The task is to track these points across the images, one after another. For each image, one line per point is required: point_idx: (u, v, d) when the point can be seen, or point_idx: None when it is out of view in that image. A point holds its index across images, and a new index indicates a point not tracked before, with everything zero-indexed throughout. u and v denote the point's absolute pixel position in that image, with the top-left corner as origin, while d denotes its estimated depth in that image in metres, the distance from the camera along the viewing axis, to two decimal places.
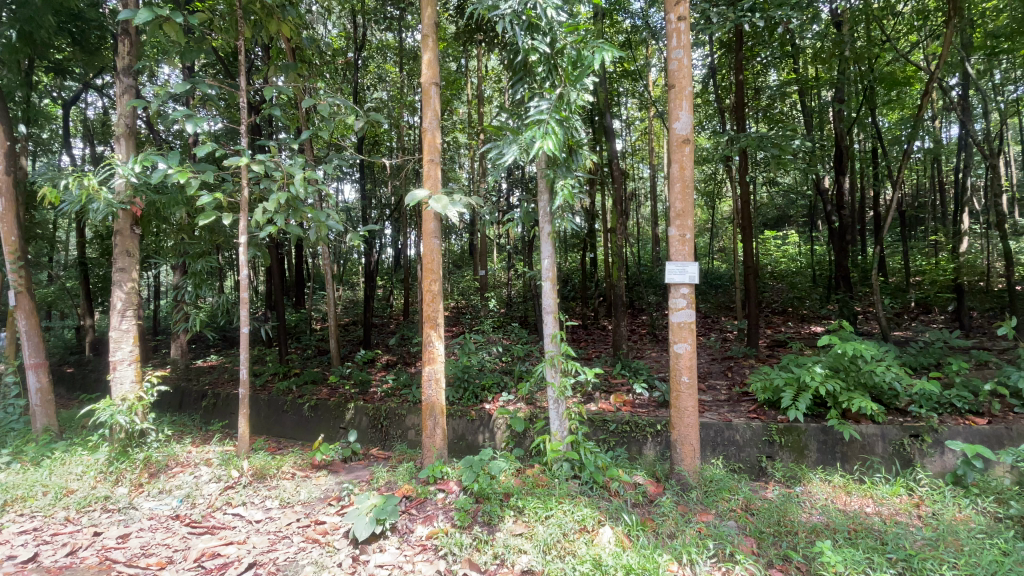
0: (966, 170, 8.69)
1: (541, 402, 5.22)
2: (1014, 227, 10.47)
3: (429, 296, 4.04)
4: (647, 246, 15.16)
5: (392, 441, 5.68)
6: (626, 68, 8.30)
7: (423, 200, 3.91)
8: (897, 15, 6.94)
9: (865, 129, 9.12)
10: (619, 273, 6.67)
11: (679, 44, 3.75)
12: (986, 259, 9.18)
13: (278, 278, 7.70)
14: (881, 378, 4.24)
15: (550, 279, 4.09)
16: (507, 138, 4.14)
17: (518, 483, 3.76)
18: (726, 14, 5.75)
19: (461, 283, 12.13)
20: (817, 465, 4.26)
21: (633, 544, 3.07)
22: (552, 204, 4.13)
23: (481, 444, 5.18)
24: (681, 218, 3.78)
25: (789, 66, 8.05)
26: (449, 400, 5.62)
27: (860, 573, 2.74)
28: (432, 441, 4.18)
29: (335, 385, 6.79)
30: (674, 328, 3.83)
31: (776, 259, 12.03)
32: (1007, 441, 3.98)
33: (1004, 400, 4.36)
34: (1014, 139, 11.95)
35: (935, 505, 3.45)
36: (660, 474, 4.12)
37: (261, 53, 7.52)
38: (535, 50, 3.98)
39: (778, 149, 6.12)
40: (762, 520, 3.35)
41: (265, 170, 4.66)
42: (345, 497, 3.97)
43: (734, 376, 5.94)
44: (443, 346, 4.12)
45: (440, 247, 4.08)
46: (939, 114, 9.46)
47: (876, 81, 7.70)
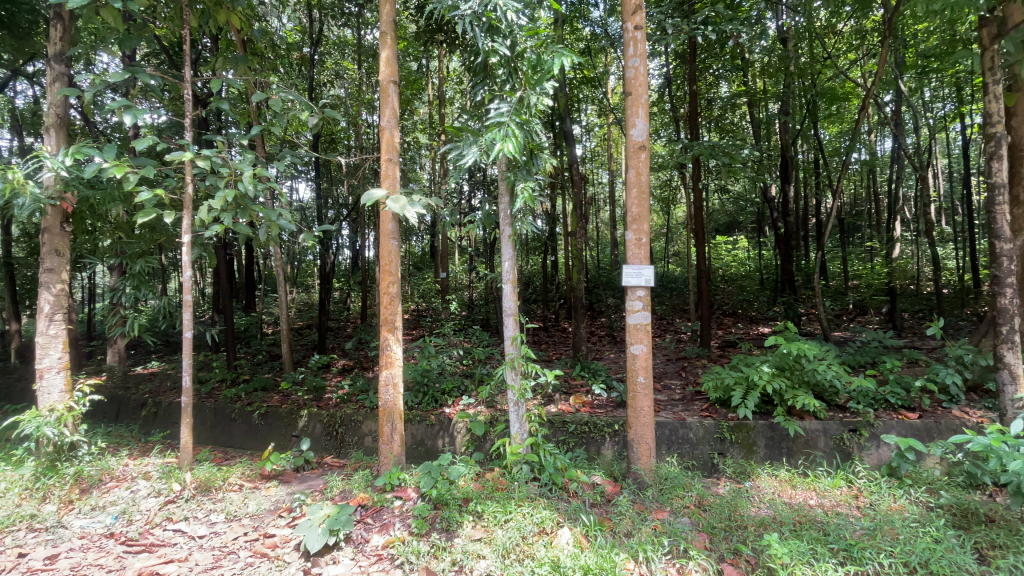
0: (898, 181, 9.32)
1: (501, 405, 5.19)
2: (941, 234, 11.27)
3: (386, 297, 3.94)
4: (606, 249, 15.47)
5: (348, 449, 5.51)
6: (586, 75, 8.43)
7: (380, 199, 3.80)
8: (837, 34, 7.36)
9: (808, 142, 9.63)
10: (578, 275, 6.73)
11: (635, 53, 3.84)
12: (915, 264, 9.93)
13: (226, 280, 7.33)
14: (823, 376, 4.47)
15: (510, 281, 4.09)
16: (467, 139, 4.10)
17: (477, 487, 3.72)
18: (679, 26, 5.98)
19: (421, 285, 11.95)
20: (765, 461, 4.44)
21: (591, 544, 3.08)
22: (512, 207, 4.12)
23: (441, 449, 5.10)
24: (638, 223, 3.86)
25: (740, 79, 8.42)
26: (408, 405, 5.50)
27: (804, 564, 2.84)
28: (389, 447, 4.07)
29: (287, 392, 6.53)
30: (631, 329, 3.90)
31: (727, 263, 12.51)
32: (936, 434, 4.27)
33: (933, 396, 4.67)
34: (940, 153, 12.88)
35: (872, 496, 3.64)
36: (617, 474, 4.18)
37: (210, 44, 7.16)
38: (495, 52, 3.97)
39: (728, 158, 6.39)
40: (714, 515, 3.46)
41: (211, 166, 4.44)
42: (296, 508, 3.81)
43: (688, 376, 6.12)
44: (401, 349, 4.04)
45: (398, 248, 3.99)
46: (875, 127, 10.09)
47: (819, 95, 8.13)
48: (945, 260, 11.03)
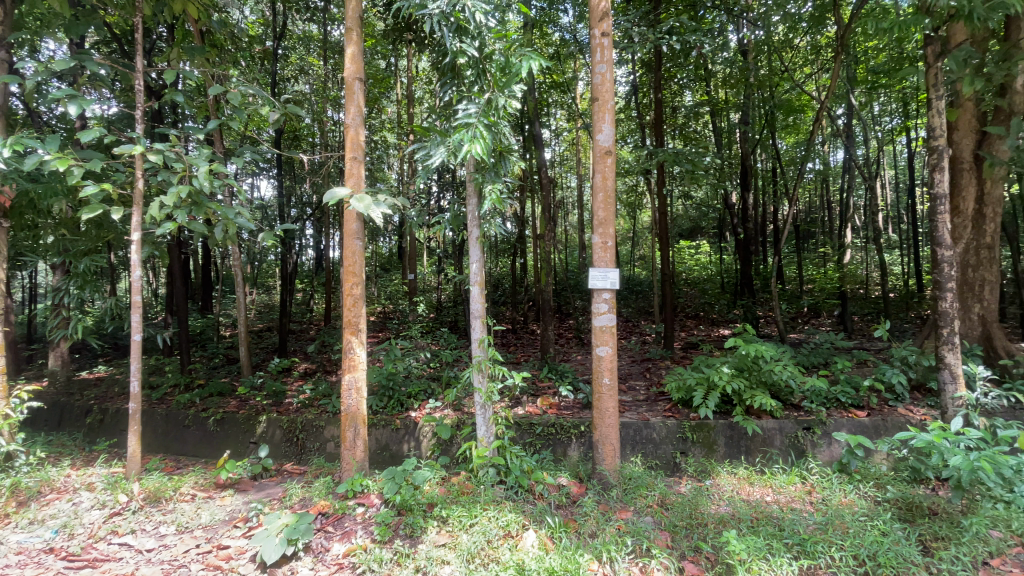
0: (849, 190, 9.79)
1: (468, 408, 5.14)
2: (888, 240, 11.90)
3: (350, 299, 3.85)
4: (573, 252, 15.62)
5: (309, 455, 5.35)
6: (555, 80, 8.51)
7: (344, 199, 3.71)
8: (794, 49, 7.67)
9: (767, 151, 10.01)
10: (547, 277, 6.76)
11: (602, 59, 3.89)
12: (864, 270, 10.46)
13: (181, 281, 7.00)
14: (779, 377, 4.64)
15: (478, 284, 4.06)
16: (434, 139, 4.05)
17: (442, 491, 3.66)
18: (645, 35, 6.09)
19: (388, 287, 11.75)
20: (724, 459, 4.57)
21: (556, 546, 3.09)
22: (480, 208, 4.10)
23: (406, 454, 5.02)
24: (604, 227, 3.91)
25: (703, 89, 8.67)
26: (372, 409, 5.37)
27: (761, 559, 2.93)
28: (352, 453, 3.96)
29: (245, 397, 6.29)
30: (597, 331, 3.95)
31: (690, 267, 12.86)
32: (882, 431, 4.49)
33: (881, 395, 4.90)
34: (888, 165, 13.59)
35: (825, 491, 3.79)
36: (583, 475, 4.21)
37: (166, 33, 6.84)
38: (464, 53, 3.94)
39: (691, 165, 6.58)
40: (676, 514, 3.52)
41: (164, 160, 4.22)
42: (253, 517, 3.66)
43: (652, 377, 6.25)
44: (365, 352, 3.95)
45: (362, 248, 3.90)
46: (828, 139, 10.55)
47: (777, 106, 8.45)
48: (890, 266, 11.69)
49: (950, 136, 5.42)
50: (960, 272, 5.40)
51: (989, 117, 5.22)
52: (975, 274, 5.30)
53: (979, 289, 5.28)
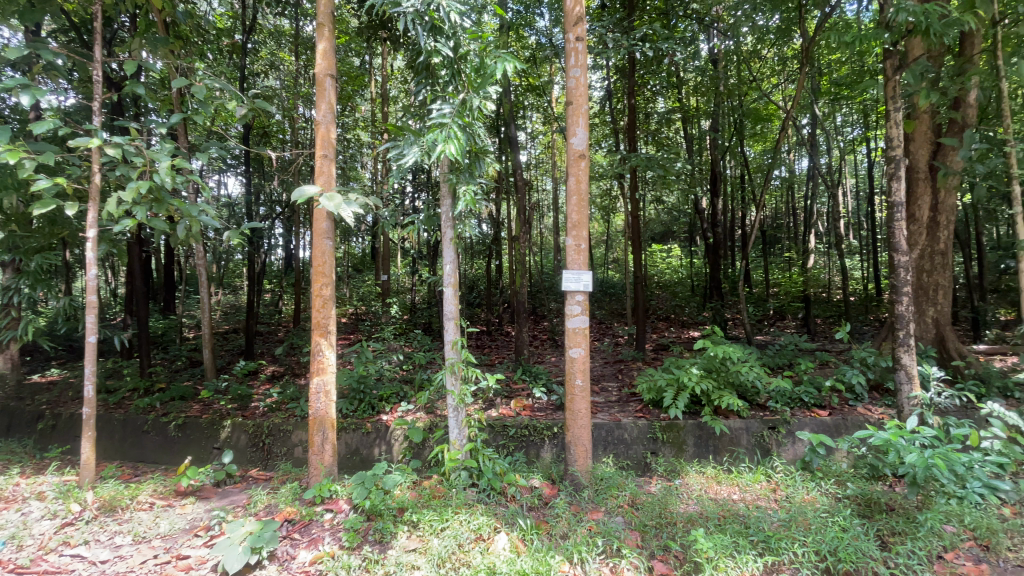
0: (813, 198, 10.14)
1: (441, 411, 5.08)
2: (850, 246, 12.36)
3: (319, 300, 3.76)
4: (548, 254, 15.70)
5: (275, 460, 5.21)
6: (531, 83, 8.53)
7: (314, 197, 3.63)
8: (762, 59, 7.91)
9: (736, 158, 10.28)
10: (522, 279, 6.77)
11: (576, 63, 3.93)
12: (827, 274, 10.85)
13: (141, 281, 6.71)
14: (746, 378, 4.76)
15: (452, 285, 4.03)
16: (408, 138, 3.98)
17: (413, 496, 3.61)
18: (619, 41, 6.18)
19: (361, 288, 11.56)
20: (693, 458, 4.66)
21: (527, 549, 3.08)
22: (454, 209, 4.06)
23: (377, 458, 4.93)
24: (577, 229, 3.94)
25: (675, 96, 8.84)
26: (342, 413, 5.25)
27: (727, 556, 2.99)
28: (320, 458, 3.87)
29: (208, 401, 6.08)
30: (570, 333, 3.96)
31: (661, 270, 13.09)
32: (843, 430, 4.66)
33: (842, 395, 5.07)
34: (850, 173, 14.13)
35: (788, 489, 3.90)
36: (555, 476, 4.22)
37: (128, 23, 6.56)
38: (438, 52, 3.90)
39: (663, 170, 6.71)
40: (646, 513, 3.56)
41: (123, 155, 4.04)
42: (215, 526, 3.53)
43: (624, 378, 6.32)
44: (334, 355, 3.87)
45: (332, 248, 3.82)
46: (794, 147, 10.91)
47: (746, 115, 8.70)
48: (851, 271, 12.17)
49: (907, 147, 5.68)
50: (916, 277, 5.65)
51: (943, 129, 5.51)
52: (930, 278, 5.55)
53: (933, 293, 5.53)
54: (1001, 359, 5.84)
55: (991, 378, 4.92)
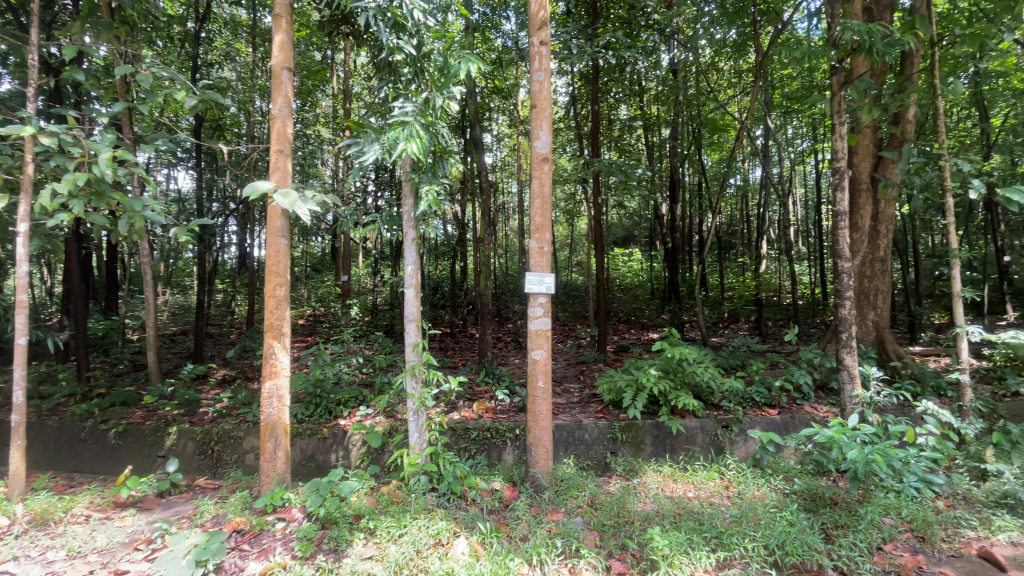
0: (766, 206, 10.59)
1: (401, 414, 4.97)
2: (799, 252, 12.96)
3: (272, 301, 3.63)
4: (512, 257, 15.74)
5: (225, 468, 4.99)
6: (497, 86, 8.55)
7: (268, 193, 3.50)
8: (719, 71, 8.20)
9: (694, 166, 10.62)
10: (485, 281, 6.75)
11: (540, 67, 3.96)
12: (778, 279, 11.34)
13: (79, 279, 6.29)
14: (701, 378, 4.91)
15: (413, 286, 3.96)
16: (368, 135, 3.89)
17: (370, 502, 3.53)
18: (583, 48, 6.27)
19: (320, 289, 11.24)
20: (651, 457, 4.77)
21: (486, 552, 3.06)
22: (416, 209, 3.99)
23: (333, 464, 4.80)
24: (540, 232, 3.95)
25: (637, 104, 9.05)
26: (297, 418, 5.07)
27: (681, 553, 3.06)
28: (272, 465, 3.73)
29: (152, 407, 5.75)
30: (532, 335, 3.97)
31: (623, 273, 13.36)
32: (790, 428, 4.88)
33: (790, 394, 5.29)
34: (799, 183, 14.83)
35: (740, 485, 4.04)
36: (516, 478, 4.22)
37: (69, 4, 6.16)
38: (400, 50, 3.84)
39: (624, 175, 6.86)
40: (605, 513, 3.61)
41: (59, 144, 3.78)
42: (157, 538, 3.33)
43: (585, 379, 6.40)
44: (288, 358, 3.74)
45: (287, 247, 3.69)
46: (748, 157, 11.37)
47: (704, 124, 9.00)
48: (800, 276, 12.79)
49: (851, 159, 6.01)
50: (858, 282, 5.97)
51: (884, 143, 5.85)
52: (870, 283, 5.90)
53: (873, 298, 5.88)
54: (934, 360, 6.25)
55: (925, 377, 5.26)
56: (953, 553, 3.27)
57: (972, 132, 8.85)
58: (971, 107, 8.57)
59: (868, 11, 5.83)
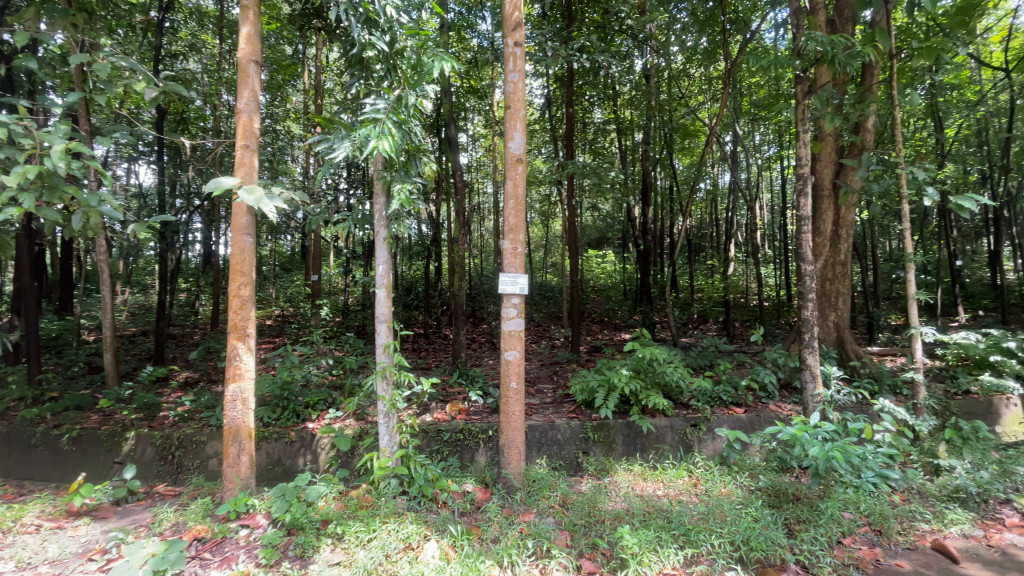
0: (735, 210, 10.87)
1: (372, 417, 4.89)
2: (766, 256, 13.34)
3: (237, 301, 3.52)
4: (487, 257, 15.72)
5: (187, 474, 4.81)
6: (472, 86, 8.52)
7: (232, 189, 3.39)
8: (690, 77, 8.38)
9: (666, 170, 10.82)
10: (459, 281, 6.70)
11: (514, 68, 3.95)
12: (745, 281, 11.65)
13: (31, 277, 5.97)
14: (671, 378, 5.00)
15: (384, 286, 3.90)
16: (338, 132, 3.81)
17: (338, 507, 3.46)
18: (558, 50, 6.30)
19: (289, 288, 10.97)
20: (622, 456, 4.82)
21: (457, 555, 3.03)
22: (387, 208, 3.92)
23: (301, 469, 4.68)
24: (514, 233, 3.94)
25: (611, 107, 9.16)
26: (263, 421, 4.93)
27: (650, 551, 3.10)
28: (235, 470, 3.61)
29: (110, 411, 5.51)
30: (506, 336, 3.96)
31: (597, 275, 13.50)
32: (756, 426, 5.01)
33: (756, 393, 5.44)
34: (766, 189, 15.28)
35: (708, 483, 4.12)
36: (488, 480, 4.21)
37: None
38: (372, 46, 3.80)
39: (597, 178, 6.93)
40: (576, 513, 3.63)
41: (8, 134, 3.58)
42: (113, 548, 3.19)
43: (559, 380, 6.43)
44: (253, 359, 3.63)
45: (253, 246, 3.59)
46: (718, 162, 11.64)
47: (675, 129, 9.17)
48: (766, 278, 13.18)
49: (815, 166, 6.22)
50: (820, 284, 6.19)
51: (845, 151, 6.07)
52: (832, 286, 6.11)
53: (834, 300, 6.10)
54: (891, 360, 6.52)
55: (882, 376, 5.48)
56: (908, 545, 3.41)
57: (927, 142, 9.26)
58: (926, 118, 8.98)
59: (831, 23, 6.05)
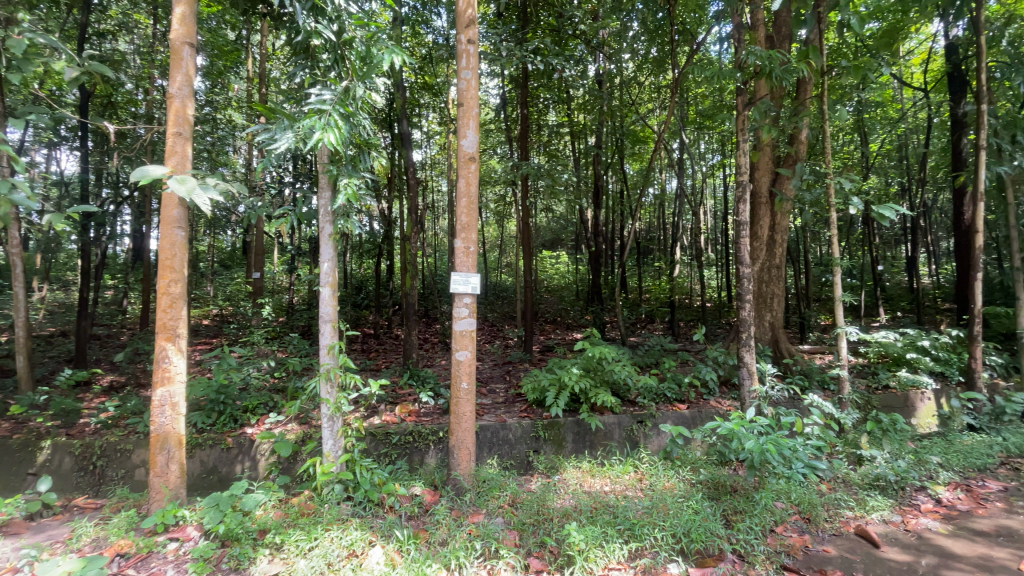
0: (681, 214, 11.30)
1: (316, 420, 4.72)
2: (710, 258, 13.95)
3: (166, 299, 3.29)
4: (441, 257, 15.58)
5: (110, 486, 4.47)
6: (426, 82, 8.40)
7: (161, 179, 3.17)
8: (640, 85, 8.64)
9: (618, 174, 11.10)
10: (410, 280, 6.59)
11: (468, 65, 3.92)
12: (690, 282, 12.15)
13: None
14: (619, 376, 5.13)
15: (329, 285, 3.77)
16: (280, 122, 3.64)
17: (277, 516, 3.31)
18: (513, 51, 6.32)
19: (229, 287, 10.42)
20: (571, 454, 4.90)
21: (403, 560, 2.97)
22: (333, 203, 3.78)
23: (238, 476, 4.46)
24: (466, 231, 3.92)
25: (564, 110, 9.28)
26: (196, 427, 4.64)
27: (596, 547, 3.16)
28: (164, 480, 3.39)
29: (22, 419, 5.04)
30: (457, 336, 3.92)
31: (551, 275, 13.67)
32: (698, 421, 5.22)
33: (698, 390, 5.68)
34: (710, 196, 16.00)
35: (652, 477, 4.25)
36: (437, 482, 4.16)
37: None
38: (318, 34, 3.66)
39: (550, 179, 7.01)
40: (525, 512, 3.64)
41: None
42: (21, 568, 2.90)
43: (511, 379, 6.46)
44: (184, 362, 3.41)
45: (185, 240, 3.37)
46: (666, 168, 12.05)
47: (626, 134, 9.43)
48: (709, 280, 13.78)
49: (754, 174, 6.57)
50: (758, 286, 6.53)
51: (781, 161, 6.43)
52: (768, 287, 6.46)
53: (770, 301, 6.45)
54: (820, 357, 6.98)
55: (812, 373, 5.86)
56: (833, 531, 3.65)
57: (854, 155, 9.96)
58: (853, 133, 9.67)
59: (770, 39, 6.39)
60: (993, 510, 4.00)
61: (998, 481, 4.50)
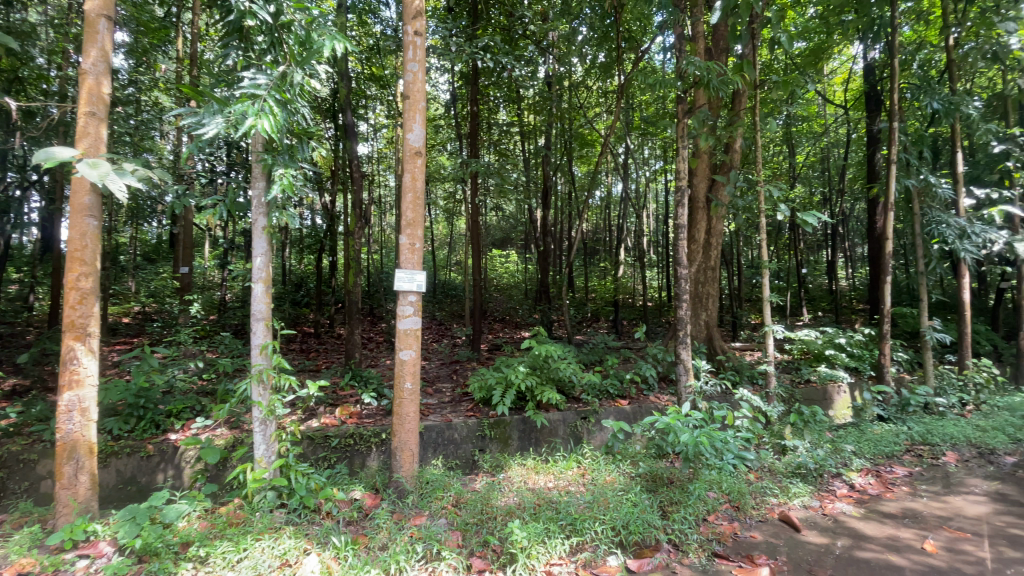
0: (626, 216, 11.66)
1: (248, 425, 4.48)
2: (652, 260, 14.48)
3: (74, 295, 3.01)
4: (388, 254, 15.22)
5: (9, 501, 4.03)
6: (373, 73, 8.16)
7: (69, 161, 2.89)
8: (587, 89, 8.82)
9: (566, 175, 11.29)
10: (353, 277, 6.40)
11: (414, 57, 3.83)
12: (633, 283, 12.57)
13: None
14: (563, 374, 5.21)
15: (263, 281, 3.58)
16: (209, 107, 3.40)
17: (203, 527, 3.11)
18: (462, 46, 6.26)
19: (153, 283, 9.67)
20: (516, 451, 4.93)
21: (340, 567, 2.86)
22: (267, 195, 3.58)
23: (159, 486, 4.15)
24: (411, 227, 3.83)
25: (514, 110, 9.32)
26: (112, 434, 4.28)
27: (538, 543, 3.19)
28: (72, 493, 3.10)
29: None
30: (401, 335, 3.84)
31: (500, 274, 13.70)
32: (638, 416, 5.40)
33: (639, 387, 5.88)
34: (653, 200, 16.62)
35: (594, 472, 4.35)
36: (379, 485, 4.06)
37: None
38: (253, 15, 3.42)
39: (498, 178, 7.01)
40: (468, 512, 3.62)
41: None
42: None
43: (457, 378, 6.42)
44: (96, 363, 3.13)
45: (98, 231, 3.10)
46: (612, 171, 12.38)
47: (574, 137, 9.60)
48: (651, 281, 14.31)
49: (692, 179, 6.87)
50: (695, 287, 6.84)
51: (718, 168, 6.75)
52: (704, 288, 6.78)
53: (706, 301, 6.78)
54: (751, 354, 7.41)
55: (742, 369, 6.23)
56: (759, 518, 3.89)
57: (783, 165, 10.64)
58: (783, 144, 10.33)
59: (709, 51, 6.69)
60: (899, 493, 4.40)
61: (902, 466, 4.95)
